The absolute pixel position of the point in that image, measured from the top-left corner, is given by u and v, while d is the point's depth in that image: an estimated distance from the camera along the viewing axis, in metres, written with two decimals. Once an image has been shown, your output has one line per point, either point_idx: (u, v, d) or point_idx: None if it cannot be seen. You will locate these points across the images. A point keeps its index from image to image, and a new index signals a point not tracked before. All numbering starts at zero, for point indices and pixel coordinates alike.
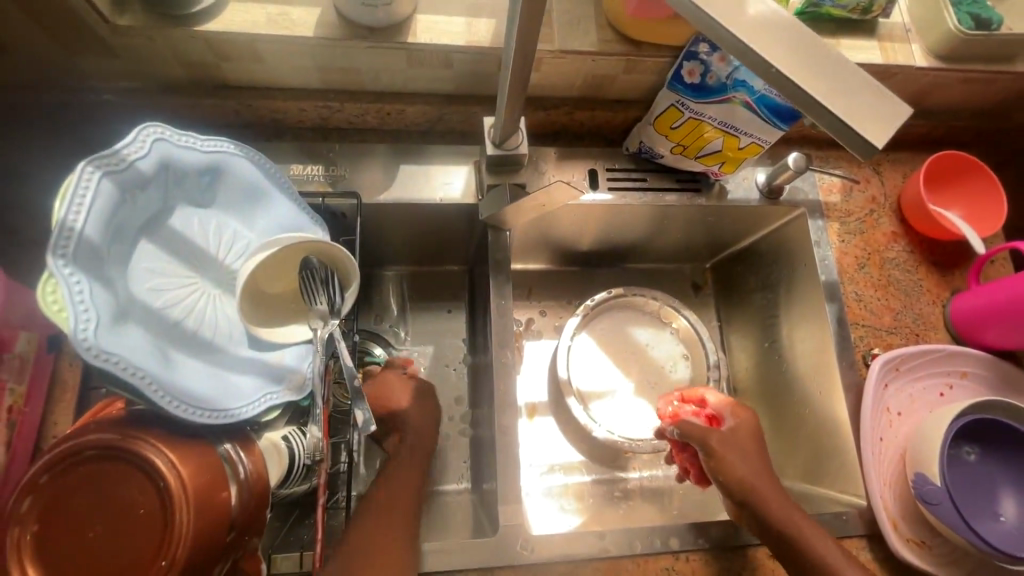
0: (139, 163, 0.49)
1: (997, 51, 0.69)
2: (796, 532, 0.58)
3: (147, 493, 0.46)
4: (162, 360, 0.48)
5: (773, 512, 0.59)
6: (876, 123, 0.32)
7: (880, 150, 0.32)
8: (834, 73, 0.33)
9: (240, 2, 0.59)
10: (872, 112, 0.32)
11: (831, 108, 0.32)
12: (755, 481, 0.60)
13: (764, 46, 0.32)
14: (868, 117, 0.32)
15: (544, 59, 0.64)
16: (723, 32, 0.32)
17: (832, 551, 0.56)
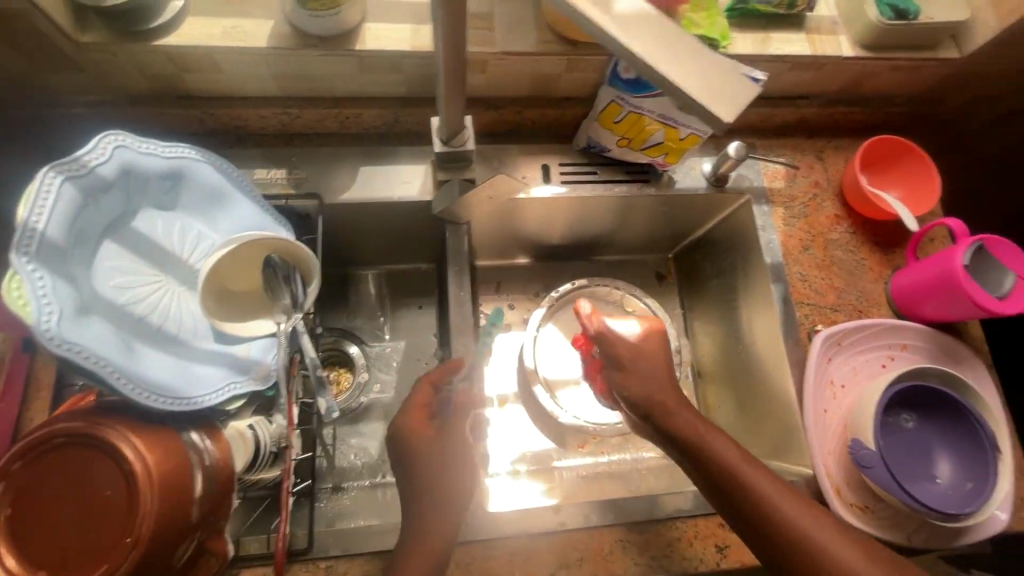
0: (100, 168, 0.53)
1: (919, 39, 0.74)
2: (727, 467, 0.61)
3: (115, 475, 0.49)
4: (125, 351, 0.51)
5: (743, 475, 0.60)
6: (726, 102, 0.34)
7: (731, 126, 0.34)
8: (692, 60, 0.35)
9: (197, 16, 0.62)
10: (725, 93, 0.34)
11: (683, 90, 0.34)
12: (721, 450, 0.62)
13: (633, 40, 0.35)
14: (719, 96, 0.34)
15: (488, 61, 0.68)
16: (612, 43, 0.35)
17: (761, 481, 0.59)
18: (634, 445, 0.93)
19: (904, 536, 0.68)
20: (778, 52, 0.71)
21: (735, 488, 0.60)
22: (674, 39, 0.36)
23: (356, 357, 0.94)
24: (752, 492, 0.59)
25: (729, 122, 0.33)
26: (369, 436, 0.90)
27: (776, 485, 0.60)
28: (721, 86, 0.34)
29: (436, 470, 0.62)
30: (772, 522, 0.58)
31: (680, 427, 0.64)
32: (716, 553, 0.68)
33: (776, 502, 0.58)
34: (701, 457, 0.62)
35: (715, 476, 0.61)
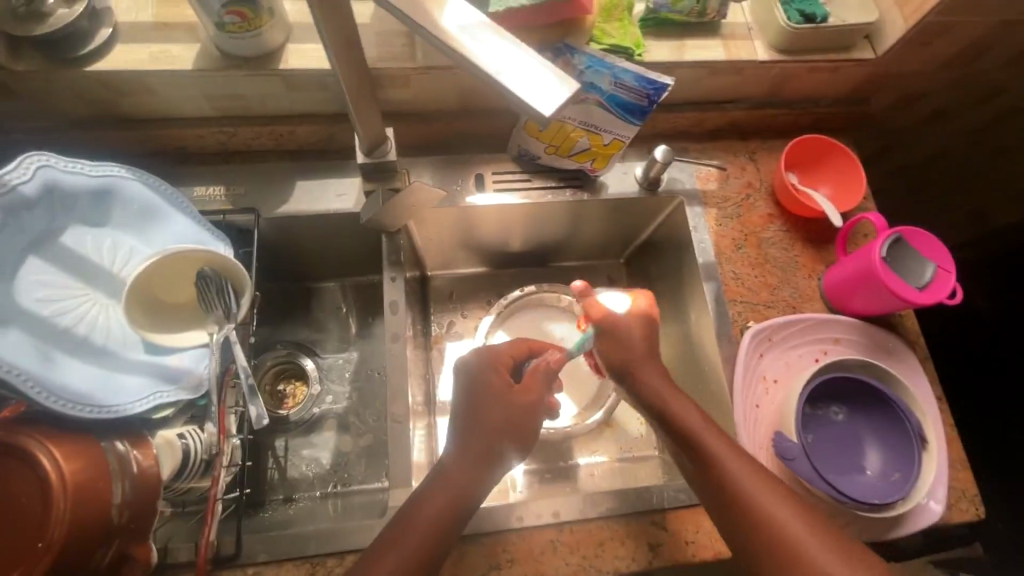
0: (21, 187, 0.56)
1: (831, 41, 0.76)
2: (686, 430, 0.64)
3: (31, 483, 0.50)
4: (40, 359, 0.54)
5: (714, 449, 0.61)
6: (543, 95, 0.36)
7: (548, 118, 0.36)
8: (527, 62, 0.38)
9: (127, 43, 0.66)
10: (545, 87, 0.36)
11: (506, 87, 0.37)
12: (696, 424, 0.64)
13: (471, 49, 0.38)
14: (540, 88, 0.36)
15: (411, 76, 0.71)
16: (454, 54, 0.38)
17: (717, 445, 0.61)
18: (587, 450, 0.91)
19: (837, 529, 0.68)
20: (695, 59, 0.74)
21: (703, 461, 0.61)
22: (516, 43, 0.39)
23: (310, 370, 0.96)
24: (716, 466, 0.60)
25: (545, 116, 0.35)
26: (321, 447, 0.90)
27: (745, 468, 0.60)
28: (544, 87, 0.36)
29: (496, 415, 0.63)
30: (733, 497, 0.59)
31: (660, 403, 0.67)
32: (649, 551, 0.68)
33: (737, 477, 0.59)
34: (678, 431, 0.64)
35: (687, 448, 0.63)
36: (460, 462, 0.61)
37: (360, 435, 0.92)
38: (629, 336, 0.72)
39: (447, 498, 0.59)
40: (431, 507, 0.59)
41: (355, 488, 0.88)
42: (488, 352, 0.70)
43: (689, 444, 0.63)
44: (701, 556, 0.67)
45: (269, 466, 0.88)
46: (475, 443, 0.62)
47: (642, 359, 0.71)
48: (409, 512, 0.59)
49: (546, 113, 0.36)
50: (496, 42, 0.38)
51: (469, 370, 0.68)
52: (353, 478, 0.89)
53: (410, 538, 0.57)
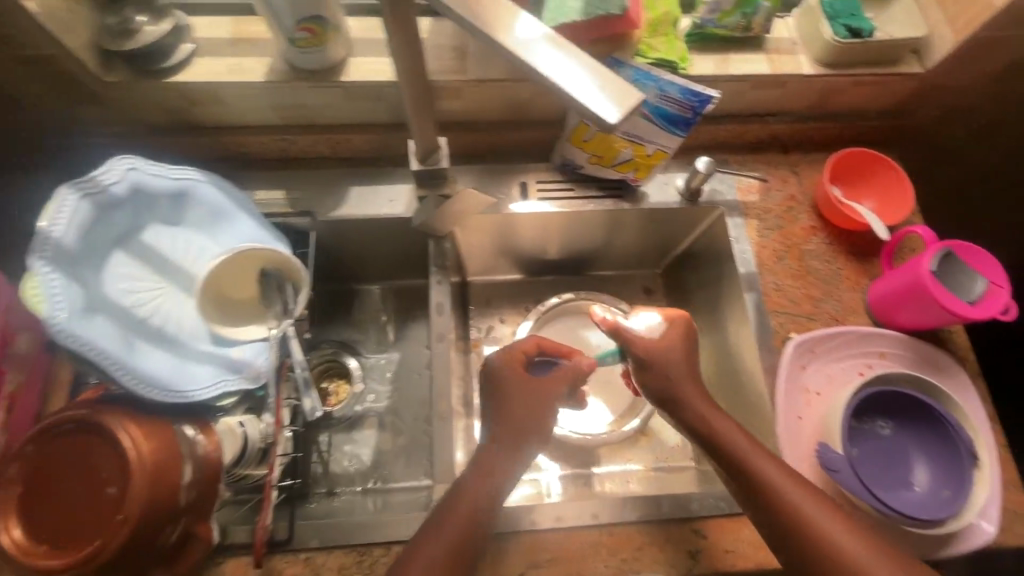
0: (113, 187, 0.61)
1: (877, 55, 0.77)
2: (729, 447, 0.64)
3: (111, 459, 0.54)
4: (126, 345, 0.58)
5: (763, 469, 0.61)
6: (610, 105, 0.38)
7: (615, 125, 0.38)
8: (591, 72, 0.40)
9: (205, 57, 0.71)
10: (611, 97, 0.39)
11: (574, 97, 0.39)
12: (743, 446, 0.63)
13: (539, 61, 0.41)
14: (606, 98, 0.39)
15: (463, 88, 0.75)
16: (523, 65, 0.41)
17: (766, 465, 0.61)
18: (623, 457, 0.91)
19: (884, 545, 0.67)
20: (739, 72, 0.76)
21: (751, 479, 0.61)
22: (578, 55, 0.41)
23: (354, 369, 0.99)
24: (767, 486, 0.60)
25: (610, 123, 0.38)
26: (362, 443, 0.93)
27: (795, 487, 0.60)
28: (608, 96, 0.39)
29: (518, 415, 0.66)
30: (786, 516, 0.58)
31: (705, 426, 0.66)
32: (686, 558, 0.68)
33: (791, 496, 0.59)
34: (723, 454, 0.64)
35: (734, 470, 0.63)
36: (484, 462, 0.63)
37: (399, 433, 0.95)
38: (670, 361, 0.71)
39: (475, 495, 0.61)
40: (463, 506, 0.60)
41: (394, 485, 0.91)
42: (504, 354, 0.71)
43: (736, 465, 0.63)
44: (740, 566, 0.67)
45: (314, 460, 0.91)
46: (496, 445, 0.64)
47: (685, 384, 0.70)
48: (448, 505, 0.60)
49: (612, 120, 0.38)
50: (560, 54, 0.41)
51: (488, 374, 0.70)
52: (393, 475, 0.91)
53: (447, 532, 0.58)
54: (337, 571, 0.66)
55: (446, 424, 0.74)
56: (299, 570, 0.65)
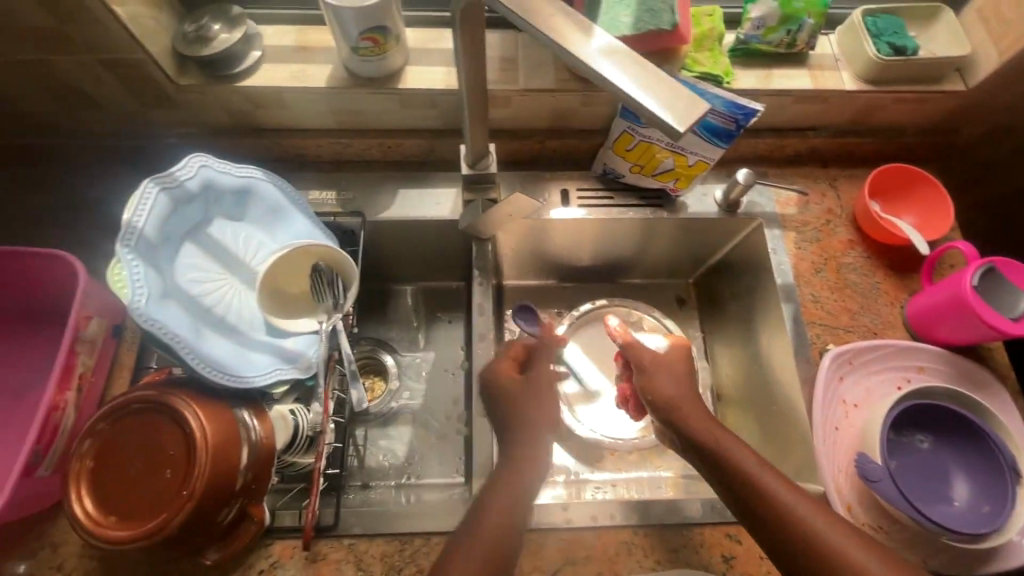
0: (187, 182, 0.65)
1: (920, 73, 0.78)
2: (738, 465, 0.62)
3: (178, 438, 0.57)
4: (194, 331, 0.62)
5: (774, 491, 0.59)
6: (678, 113, 0.40)
7: (682, 134, 0.40)
8: (657, 83, 0.42)
9: (272, 63, 0.75)
10: (679, 106, 0.41)
11: (643, 105, 0.41)
12: (751, 466, 0.61)
13: (608, 71, 0.43)
14: (674, 107, 0.41)
15: (512, 97, 0.78)
16: (593, 74, 0.44)
17: (778, 486, 0.59)
18: (653, 464, 0.91)
19: (922, 559, 0.67)
20: (781, 87, 0.78)
21: (763, 500, 0.59)
22: (645, 67, 0.43)
23: (390, 366, 1.01)
24: (778, 508, 0.58)
25: (679, 131, 0.39)
26: (397, 439, 0.95)
27: (807, 507, 0.58)
28: (676, 105, 0.41)
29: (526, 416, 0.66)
30: (807, 539, 0.56)
31: (711, 446, 0.64)
32: (721, 563, 0.69)
33: (806, 519, 0.57)
34: (732, 474, 0.61)
35: (743, 492, 0.60)
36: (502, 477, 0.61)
37: (432, 432, 0.96)
38: (677, 376, 0.72)
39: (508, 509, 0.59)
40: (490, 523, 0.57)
41: (427, 482, 0.92)
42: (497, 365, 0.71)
43: (746, 487, 0.60)
44: (776, 574, 0.68)
45: (350, 453, 0.94)
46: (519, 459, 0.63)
47: (687, 402, 0.69)
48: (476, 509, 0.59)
49: (681, 128, 0.40)
50: (628, 65, 0.43)
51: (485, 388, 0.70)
52: (425, 471, 0.93)
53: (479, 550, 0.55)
54: (379, 559, 0.68)
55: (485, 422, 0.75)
56: (343, 555, 0.68)
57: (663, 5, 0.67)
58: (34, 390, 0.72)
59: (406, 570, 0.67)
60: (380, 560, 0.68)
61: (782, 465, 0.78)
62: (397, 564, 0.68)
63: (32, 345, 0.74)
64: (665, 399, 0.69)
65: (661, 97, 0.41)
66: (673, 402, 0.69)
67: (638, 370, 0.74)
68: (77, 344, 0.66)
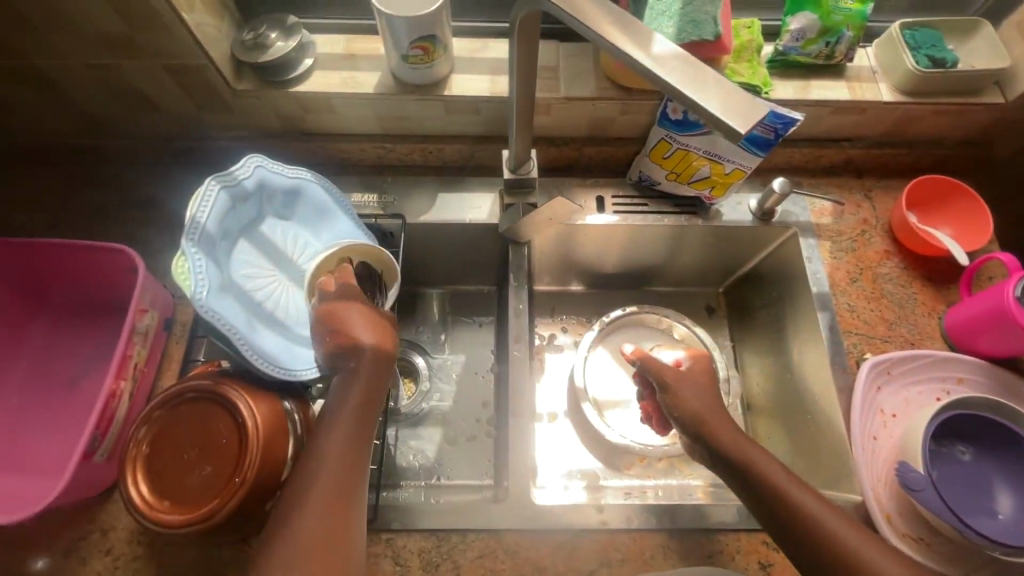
0: (245, 181, 0.68)
1: (958, 85, 0.78)
2: (767, 478, 0.61)
3: (230, 427, 0.59)
4: (248, 324, 0.64)
5: (806, 506, 0.58)
6: (739, 115, 0.42)
7: (744, 135, 0.42)
8: (715, 84, 0.44)
9: (324, 70, 0.79)
10: (740, 108, 0.42)
11: (703, 105, 0.43)
12: (782, 479, 0.60)
13: (666, 73, 0.45)
14: (735, 109, 0.42)
15: (552, 105, 0.80)
16: (652, 75, 0.45)
17: (806, 499, 0.58)
18: (682, 471, 0.90)
19: (964, 572, 0.66)
20: (819, 97, 0.79)
21: (792, 515, 0.58)
22: (699, 71, 0.45)
23: (421, 368, 0.97)
24: (808, 523, 0.57)
25: (739, 133, 0.41)
26: (427, 440, 0.92)
27: (840, 521, 0.57)
28: (737, 107, 0.42)
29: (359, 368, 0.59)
30: (837, 554, 0.55)
31: (741, 458, 0.63)
32: (758, 569, 0.69)
33: (842, 535, 0.56)
34: (761, 486, 0.61)
35: (774, 507, 0.60)
36: (341, 415, 0.57)
37: (462, 435, 0.93)
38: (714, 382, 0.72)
39: (349, 448, 0.55)
40: (329, 466, 0.53)
41: (457, 482, 0.89)
42: (323, 298, 0.64)
43: (776, 501, 0.59)
44: None
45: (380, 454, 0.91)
46: (358, 384, 0.58)
47: (721, 408, 0.69)
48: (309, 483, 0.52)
49: (741, 130, 0.41)
50: (685, 67, 0.45)
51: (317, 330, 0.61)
52: (457, 473, 0.90)
53: (323, 490, 0.52)
54: (417, 553, 0.69)
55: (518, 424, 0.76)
56: (382, 550, 0.69)
57: (706, 16, 0.69)
58: (90, 378, 0.75)
59: (443, 566, 0.68)
60: (417, 555, 0.69)
61: (818, 474, 0.77)
62: (433, 560, 0.69)
63: (89, 335, 0.77)
64: (701, 404, 0.70)
65: (721, 99, 0.43)
66: (712, 406, 0.69)
67: (660, 387, 0.73)
68: (133, 335, 0.69)
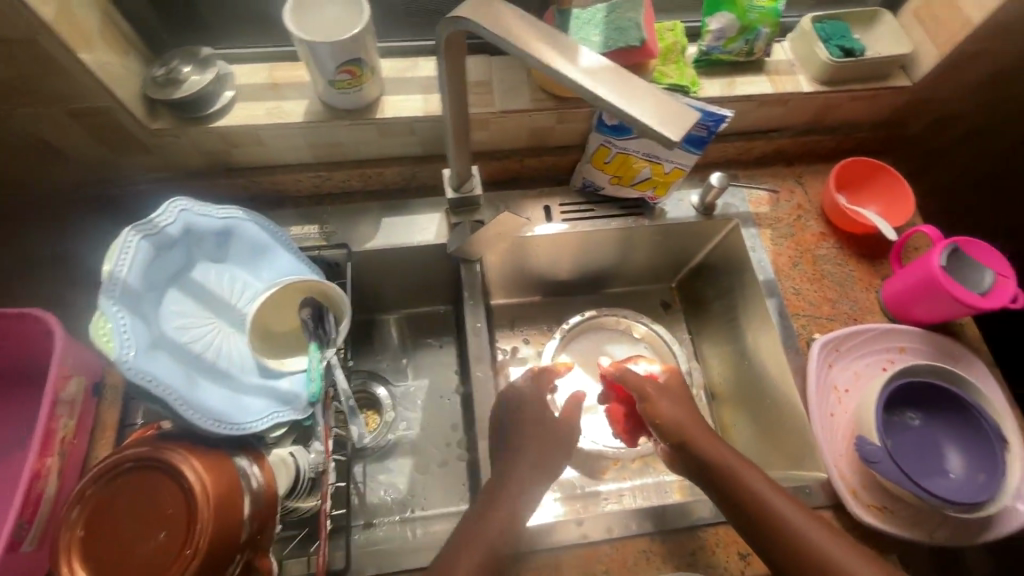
0: (168, 228, 0.64)
1: (868, 71, 0.83)
2: (727, 470, 0.65)
3: (178, 494, 0.54)
4: (186, 381, 0.59)
5: (760, 492, 0.62)
6: (671, 123, 0.42)
7: (677, 143, 0.42)
8: (644, 96, 0.44)
9: (246, 101, 0.75)
10: (672, 116, 0.43)
11: (637, 117, 0.43)
12: (739, 468, 0.65)
13: (596, 86, 0.45)
14: (666, 117, 0.43)
15: (489, 119, 0.79)
16: (582, 90, 0.45)
17: (762, 486, 0.63)
18: (657, 468, 0.91)
19: (926, 534, 0.69)
20: (744, 93, 0.81)
21: (750, 503, 0.62)
22: (630, 81, 0.45)
23: (383, 398, 0.94)
24: (763, 508, 0.61)
25: (675, 139, 0.41)
26: (397, 472, 0.89)
27: (793, 507, 0.61)
28: (665, 114, 0.43)
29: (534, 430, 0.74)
30: (789, 540, 0.59)
31: (721, 469, 0.65)
32: (739, 560, 0.70)
33: (794, 520, 0.60)
34: (720, 477, 0.65)
35: (732, 494, 0.63)
36: (517, 469, 0.70)
37: (433, 461, 0.90)
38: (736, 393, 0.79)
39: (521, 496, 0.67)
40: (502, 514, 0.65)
41: (433, 512, 0.86)
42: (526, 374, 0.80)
43: (738, 495, 0.63)
44: None
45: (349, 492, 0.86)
46: (535, 443, 0.73)
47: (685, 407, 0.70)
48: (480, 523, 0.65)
49: (675, 138, 0.42)
50: (614, 80, 0.45)
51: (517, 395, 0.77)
52: (435, 503, 0.87)
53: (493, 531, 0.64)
54: None
55: (508, 451, 0.72)
56: None
57: (630, 22, 0.71)
58: (13, 456, 0.68)
59: None
60: None
61: (788, 457, 0.79)
62: None
63: (7, 409, 0.70)
64: (678, 411, 0.71)
65: (652, 107, 0.43)
66: (680, 413, 0.71)
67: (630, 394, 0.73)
68: (58, 405, 0.63)
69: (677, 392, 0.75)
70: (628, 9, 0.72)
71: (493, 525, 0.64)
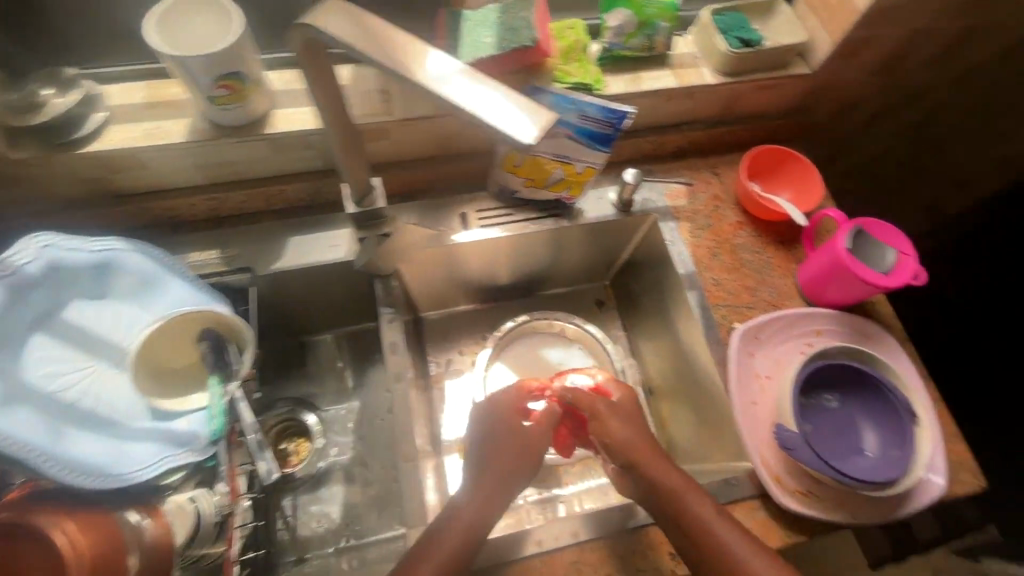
0: (24, 267, 0.57)
1: (767, 60, 0.84)
2: (665, 488, 0.65)
3: (42, 560, 0.46)
4: (52, 434, 0.54)
5: (696, 511, 0.63)
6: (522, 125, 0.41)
7: (531, 144, 0.41)
8: (498, 99, 0.42)
9: (120, 123, 0.69)
10: (523, 117, 0.41)
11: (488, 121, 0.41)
12: (679, 485, 0.65)
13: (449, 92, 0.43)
14: (517, 118, 0.41)
15: (390, 127, 0.76)
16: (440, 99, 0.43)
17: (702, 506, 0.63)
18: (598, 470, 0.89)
19: (848, 514, 0.70)
20: (648, 88, 0.81)
21: (687, 521, 0.63)
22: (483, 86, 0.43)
23: (313, 425, 0.89)
24: (699, 525, 0.62)
25: (528, 141, 0.39)
26: (329, 501, 0.85)
27: (728, 525, 0.62)
28: (518, 117, 0.41)
29: (501, 448, 0.69)
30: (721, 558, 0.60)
31: (663, 488, 0.65)
32: (670, 560, 0.69)
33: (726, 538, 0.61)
34: (657, 494, 0.65)
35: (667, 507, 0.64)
36: (478, 488, 0.66)
37: (367, 486, 0.86)
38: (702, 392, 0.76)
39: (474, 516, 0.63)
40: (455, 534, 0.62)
41: (368, 540, 0.82)
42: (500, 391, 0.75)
43: (674, 511, 0.63)
44: None
45: (278, 527, 0.82)
46: (501, 454, 0.69)
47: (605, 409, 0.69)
48: (422, 550, 0.61)
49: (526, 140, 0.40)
50: (469, 84, 0.43)
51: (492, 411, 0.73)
52: (372, 529, 0.83)
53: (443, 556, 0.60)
54: None
55: (471, 468, 0.68)
56: None
57: (521, 23, 0.69)
58: None
59: None
60: None
61: (718, 448, 0.80)
62: None
63: None
64: (629, 432, 0.69)
65: (503, 110, 0.42)
66: (631, 432, 0.70)
67: None
68: None
69: (627, 409, 0.74)
70: (520, 9, 0.70)
71: (436, 548, 0.60)
